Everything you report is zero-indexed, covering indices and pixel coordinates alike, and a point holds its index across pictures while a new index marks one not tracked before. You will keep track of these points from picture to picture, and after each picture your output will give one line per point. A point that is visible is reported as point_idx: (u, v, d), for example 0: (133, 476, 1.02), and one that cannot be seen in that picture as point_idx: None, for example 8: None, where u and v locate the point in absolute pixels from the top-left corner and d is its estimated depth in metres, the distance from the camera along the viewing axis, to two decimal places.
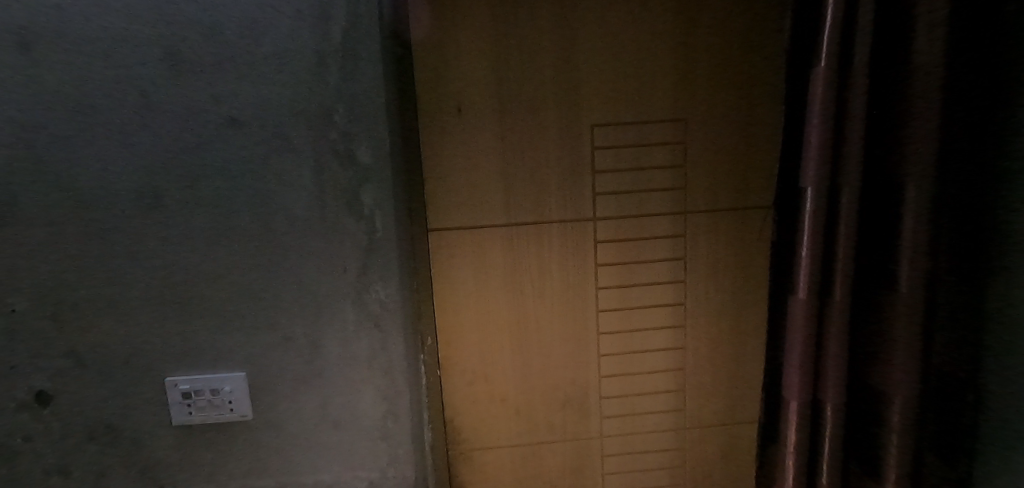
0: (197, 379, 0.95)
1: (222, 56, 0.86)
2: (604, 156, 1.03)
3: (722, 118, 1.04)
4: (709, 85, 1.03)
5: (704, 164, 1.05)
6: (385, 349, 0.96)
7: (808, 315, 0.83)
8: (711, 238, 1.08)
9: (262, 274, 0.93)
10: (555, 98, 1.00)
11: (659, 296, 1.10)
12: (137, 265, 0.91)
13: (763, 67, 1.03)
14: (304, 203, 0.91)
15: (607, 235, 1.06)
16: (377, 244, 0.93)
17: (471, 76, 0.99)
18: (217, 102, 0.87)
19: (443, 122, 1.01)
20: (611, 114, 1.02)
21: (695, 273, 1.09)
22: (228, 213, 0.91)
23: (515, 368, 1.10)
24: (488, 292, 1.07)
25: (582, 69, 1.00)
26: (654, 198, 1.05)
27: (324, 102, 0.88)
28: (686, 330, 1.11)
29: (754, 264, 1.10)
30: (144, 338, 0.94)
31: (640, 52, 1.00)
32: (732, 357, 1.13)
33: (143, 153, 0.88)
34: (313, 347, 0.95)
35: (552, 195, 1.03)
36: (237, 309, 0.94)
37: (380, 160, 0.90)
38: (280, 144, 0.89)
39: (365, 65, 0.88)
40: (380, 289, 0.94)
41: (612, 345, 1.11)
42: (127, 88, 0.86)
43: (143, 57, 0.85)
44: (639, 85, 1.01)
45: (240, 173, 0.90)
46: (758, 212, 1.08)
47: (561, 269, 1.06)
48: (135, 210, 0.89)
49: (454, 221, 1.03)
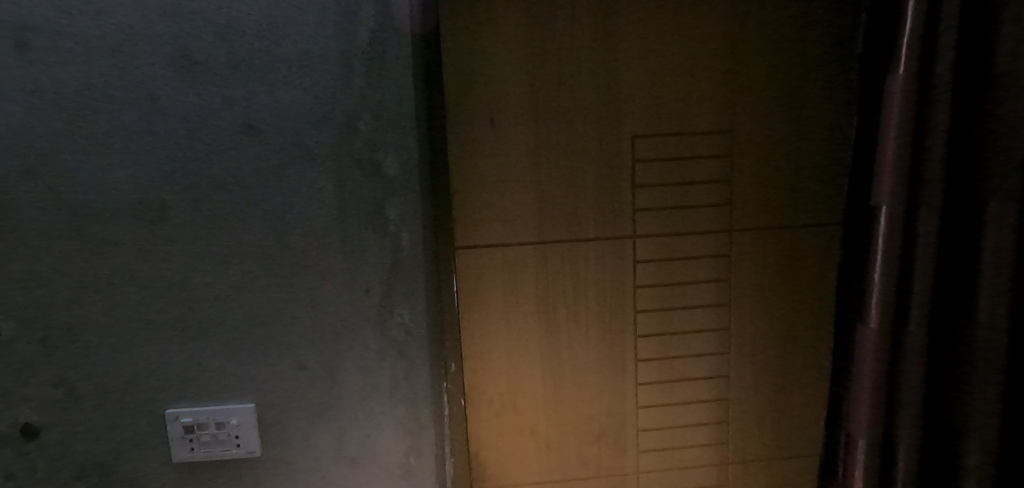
0: (200, 411, 0.86)
1: (238, 57, 0.79)
2: (645, 170, 0.97)
3: (769, 130, 0.98)
4: (756, 95, 0.97)
5: (751, 178, 0.99)
6: (409, 378, 0.88)
7: (880, 343, 0.78)
8: (758, 258, 1.01)
9: (277, 296, 0.85)
10: (593, 106, 0.94)
11: (703, 320, 1.02)
12: (138, 286, 0.83)
13: (813, 76, 0.98)
14: (323, 219, 0.83)
15: (647, 254, 0.99)
16: (402, 263, 0.85)
17: (505, 84, 0.93)
18: (232, 107, 0.80)
19: (473, 130, 0.94)
20: (654, 125, 0.96)
21: (741, 295, 1.02)
22: (241, 229, 0.83)
23: (546, 399, 1.02)
24: (518, 316, 0.99)
25: (623, 75, 0.94)
26: (699, 216, 0.99)
27: (347, 108, 0.81)
28: (730, 358, 1.04)
29: (802, 287, 1.03)
30: (142, 366, 0.85)
31: (683, 59, 0.95)
32: (778, 387, 1.06)
33: (149, 162, 0.80)
34: (330, 376, 0.87)
35: (589, 211, 0.97)
36: (246, 334, 0.85)
37: (408, 171, 0.83)
38: (299, 153, 0.82)
39: (393, 69, 0.81)
40: (405, 313, 0.86)
41: (652, 373, 1.03)
42: (133, 91, 0.79)
43: (151, 57, 0.78)
44: (684, 94, 0.95)
45: (254, 185, 0.82)
46: (807, 231, 1.01)
47: (597, 291, 0.99)
48: (139, 225, 0.82)
49: (484, 238, 0.96)
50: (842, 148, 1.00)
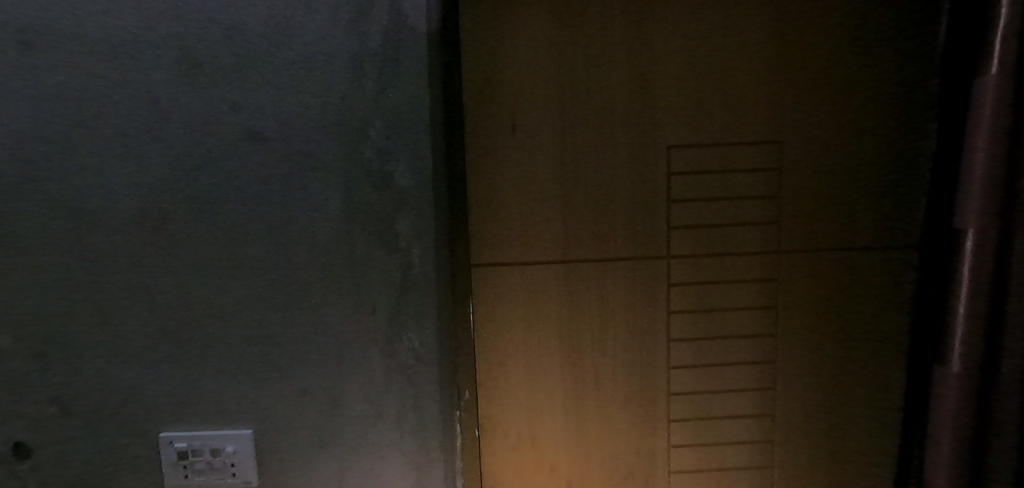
0: (195, 436, 0.80)
1: (245, 59, 0.74)
2: (681, 183, 0.88)
3: (824, 141, 0.88)
4: (809, 102, 0.87)
5: (803, 195, 0.89)
6: (418, 407, 0.81)
7: (966, 383, 0.70)
8: (809, 284, 0.91)
9: (280, 314, 0.79)
10: (625, 115, 0.86)
11: (744, 352, 0.92)
12: (135, 301, 0.78)
13: (876, 81, 0.87)
14: (328, 233, 0.77)
15: (682, 276, 0.90)
16: (412, 282, 0.78)
17: (530, 90, 0.86)
18: (237, 112, 0.75)
19: (494, 139, 0.87)
20: (691, 135, 0.87)
21: (788, 324, 0.92)
22: (243, 241, 0.78)
23: (568, 433, 0.93)
24: (539, 342, 0.90)
25: (658, 79, 0.86)
26: (743, 236, 0.90)
27: (358, 114, 0.75)
28: (775, 395, 0.93)
29: (860, 317, 0.92)
30: (136, 386, 0.80)
31: (729, 65, 0.86)
32: (829, 428, 0.94)
33: (150, 169, 0.76)
34: (333, 404, 0.80)
35: (619, 230, 0.89)
36: (245, 355, 0.80)
37: (420, 182, 0.76)
38: (306, 161, 0.76)
39: (408, 72, 0.75)
40: (414, 337, 0.79)
41: (686, 409, 0.93)
42: (136, 95, 0.75)
43: (155, 60, 0.74)
44: (729, 102, 0.87)
45: (257, 196, 0.77)
46: (865, 254, 0.91)
47: (626, 316, 0.90)
48: (138, 236, 0.77)
49: (503, 256, 0.89)
50: (906, 160, 0.89)
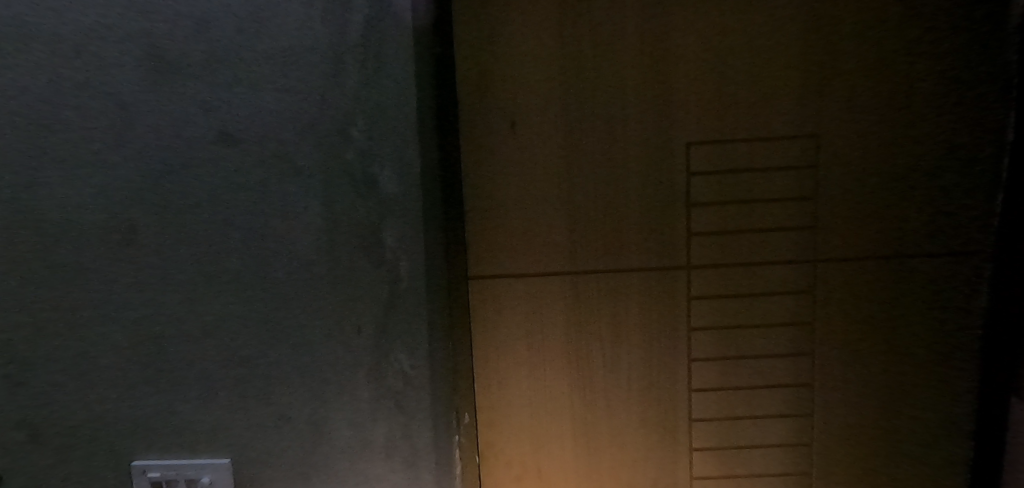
0: (169, 465, 0.74)
1: (216, 54, 0.68)
2: (703, 185, 0.79)
3: (866, 134, 0.78)
4: (850, 90, 0.77)
5: (843, 196, 0.79)
6: (409, 436, 0.73)
7: None
8: (852, 295, 0.80)
9: (258, 334, 0.72)
10: (640, 109, 0.78)
11: (776, 373, 0.82)
12: (105, 320, 0.72)
13: (929, 64, 0.76)
14: (308, 244, 0.70)
15: (705, 288, 0.81)
16: (401, 298, 0.71)
17: (532, 83, 0.77)
18: (209, 113, 0.69)
19: (492, 138, 0.79)
20: (715, 130, 0.78)
21: (827, 341, 0.81)
22: (218, 254, 0.71)
23: (578, 461, 0.84)
24: (544, 361, 0.82)
25: (676, 69, 0.77)
26: (774, 243, 0.80)
27: (339, 113, 0.68)
28: (812, 422, 0.83)
29: (912, 334, 0.81)
30: (107, 410, 0.74)
31: (756, 51, 0.77)
32: (873, 459, 0.84)
33: (118, 177, 0.70)
34: (317, 431, 0.73)
35: (632, 237, 0.80)
36: (222, 378, 0.73)
37: (408, 187, 0.69)
38: (283, 166, 0.69)
39: (392, 65, 0.67)
40: (404, 359, 0.72)
41: (711, 437, 0.83)
42: (100, 97, 0.69)
43: (120, 57, 0.68)
44: (756, 93, 0.77)
45: (232, 204, 0.70)
46: (917, 261, 0.80)
47: (642, 333, 0.81)
48: (106, 249, 0.71)
49: (504, 267, 0.81)
50: (966, 154, 0.78)
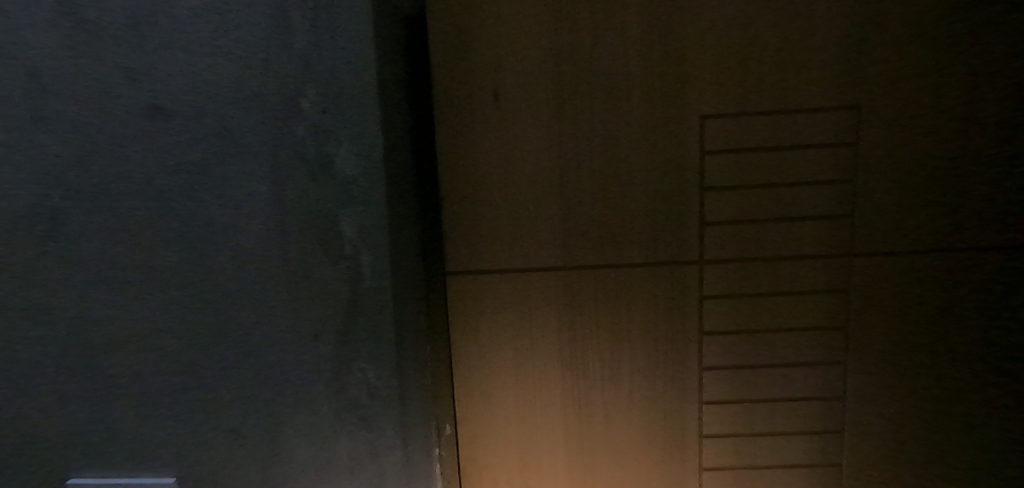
0: (109, 483, 0.67)
1: (140, 10, 0.57)
2: (719, 166, 0.67)
3: (915, 105, 0.66)
4: (899, 52, 0.65)
5: (884, 179, 0.67)
6: (376, 456, 0.64)
7: None
8: (891, 295, 0.69)
9: (203, 340, 0.63)
10: (645, 75, 0.66)
11: (799, 384, 0.72)
12: (32, 322, 0.64)
13: (997, 18, 0.63)
14: (255, 237, 0.60)
15: (719, 287, 0.70)
16: (362, 300, 0.61)
17: (519, 45, 0.66)
18: (135, 82, 0.58)
19: (473, 111, 0.68)
20: (734, 101, 0.66)
21: (860, 347, 0.71)
22: (153, 248, 0.62)
23: (571, 479, 0.76)
24: (533, 369, 0.72)
25: (690, 27, 0.65)
26: (800, 234, 0.69)
27: (284, 80, 0.57)
28: (840, 438, 0.73)
29: (962, 339, 0.70)
30: (39, 422, 0.66)
31: (788, 5, 0.64)
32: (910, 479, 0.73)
33: (34, 159, 0.60)
34: (272, 450, 0.65)
35: (635, 229, 0.69)
36: (163, 389, 0.64)
37: (367, 169, 0.58)
38: (223, 144, 0.59)
39: (345, 20, 0.55)
40: (368, 369, 0.62)
41: (722, 456, 0.74)
42: (9, 63, 0.58)
43: (27, 15, 0.57)
44: (786, 56, 0.65)
45: (165, 190, 0.60)
46: (970, 256, 0.68)
47: (646, 338, 0.71)
48: (27, 241, 0.62)
49: (488, 261, 0.71)
50: None
